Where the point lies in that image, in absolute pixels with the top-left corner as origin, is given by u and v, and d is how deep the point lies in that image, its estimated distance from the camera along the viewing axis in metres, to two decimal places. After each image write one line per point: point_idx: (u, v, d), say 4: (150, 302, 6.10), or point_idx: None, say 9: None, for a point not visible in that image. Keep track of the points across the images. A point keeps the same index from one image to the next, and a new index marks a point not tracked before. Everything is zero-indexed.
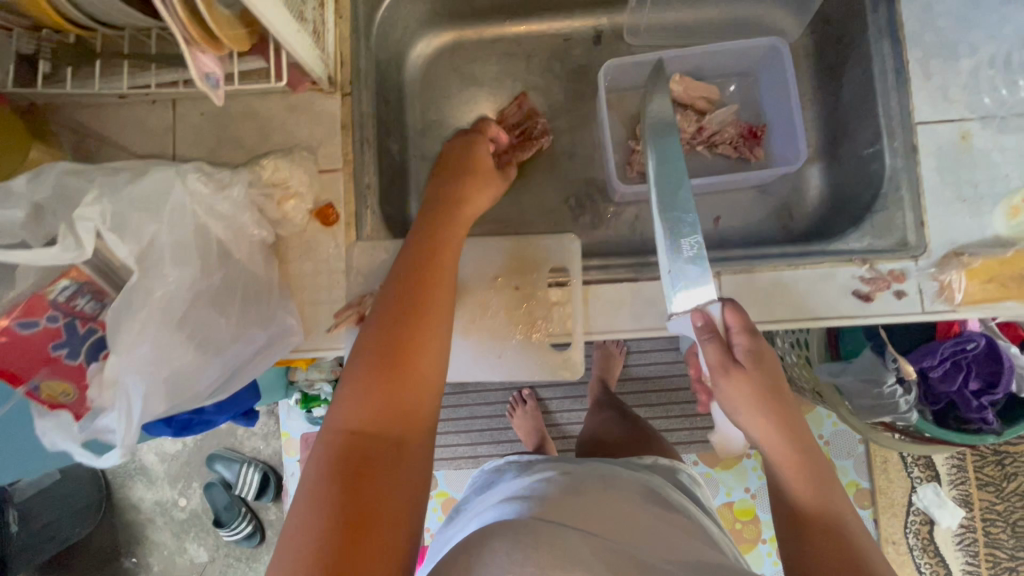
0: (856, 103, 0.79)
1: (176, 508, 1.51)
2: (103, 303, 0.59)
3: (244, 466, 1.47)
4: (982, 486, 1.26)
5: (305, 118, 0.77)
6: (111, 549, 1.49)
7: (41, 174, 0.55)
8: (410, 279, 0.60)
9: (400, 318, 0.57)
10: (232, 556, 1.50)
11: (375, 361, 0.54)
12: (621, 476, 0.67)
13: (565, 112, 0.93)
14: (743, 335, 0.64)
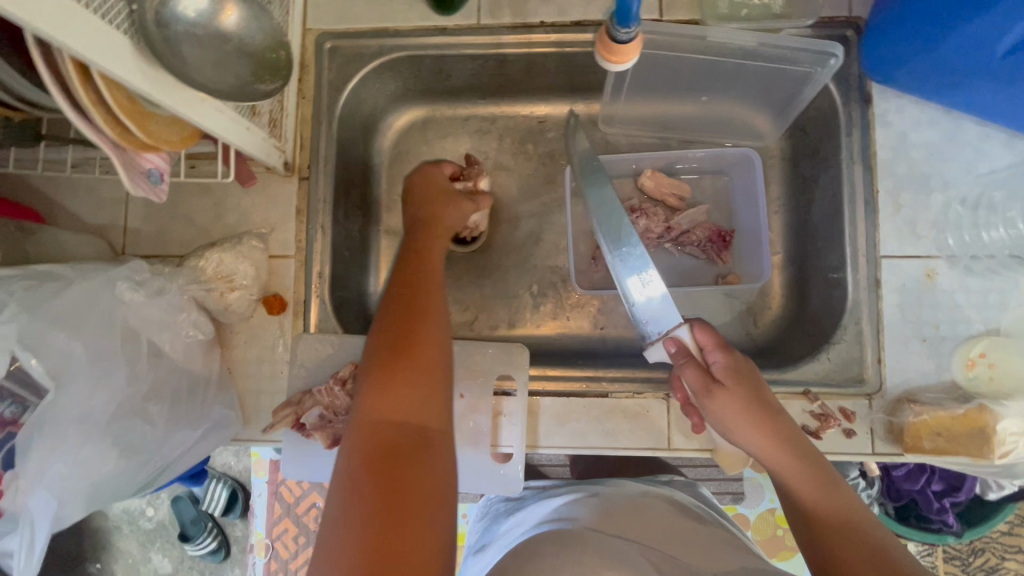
0: (824, 223, 0.77)
1: (143, 517, 1.55)
2: (25, 407, 0.54)
3: (212, 482, 1.49)
4: (947, 560, 1.26)
5: (261, 201, 0.76)
6: (76, 553, 1.53)
7: None
8: (409, 310, 0.61)
9: (408, 344, 0.57)
10: (195, 568, 1.55)
11: (383, 359, 0.56)
12: (644, 499, 0.69)
13: (535, 194, 0.91)
14: (717, 351, 0.65)
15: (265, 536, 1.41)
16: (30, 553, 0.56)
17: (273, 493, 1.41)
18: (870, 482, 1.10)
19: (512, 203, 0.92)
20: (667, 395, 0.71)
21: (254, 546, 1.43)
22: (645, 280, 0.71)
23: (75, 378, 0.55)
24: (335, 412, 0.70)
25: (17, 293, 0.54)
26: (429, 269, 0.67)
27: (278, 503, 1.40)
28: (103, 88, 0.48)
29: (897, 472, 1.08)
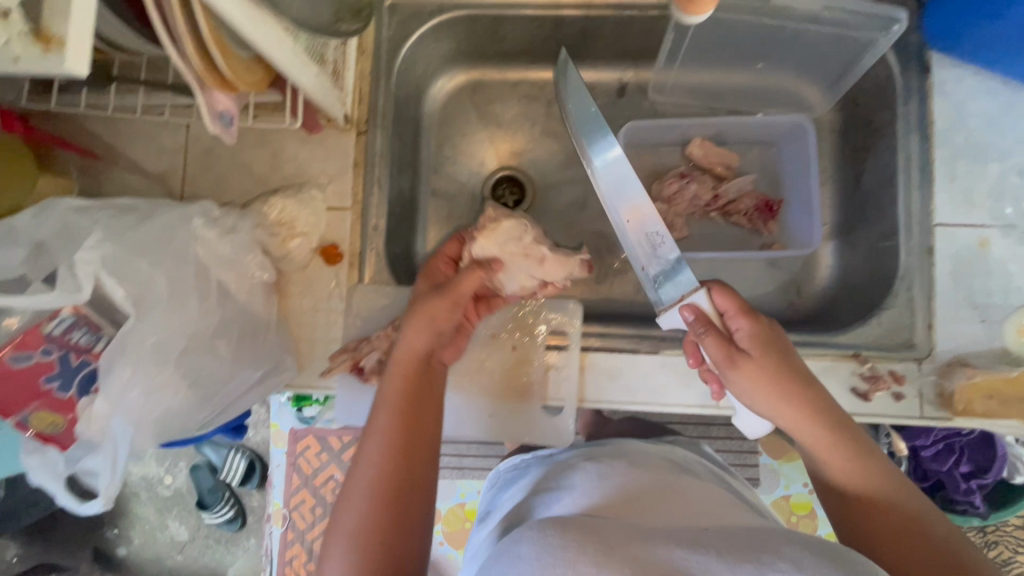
0: (876, 192, 0.77)
1: (161, 485, 1.56)
2: (99, 335, 0.59)
3: (231, 452, 1.51)
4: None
5: (318, 153, 0.77)
6: (96, 517, 1.55)
7: (47, 210, 0.55)
8: (403, 407, 0.59)
9: (399, 454, 0.56)
10: (212, 538, 1.57)
11: (366, 501, 0.54)
12: (660, 460, 0.69)
13: (582, 161, 0.92)
14: (740, 317, 0.62)
15: (282, 506, 1.43)
16: (113, 472, 0.58)
17: (291, 465, 1.41)
18: (897, 463, 1.10)
19: (558, 169, 0.93)
20: None
21: (271, 515, 1.45)
22: (608, 164, 0.73)
23: (156, 307, 0.57)
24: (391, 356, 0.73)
25: (101, 222, 0.55)
26: (428, 347, 0.62)
27: (297, 475, 1.40)
28: (200, 14, 0.48)
29: (926, 453, 1.09)
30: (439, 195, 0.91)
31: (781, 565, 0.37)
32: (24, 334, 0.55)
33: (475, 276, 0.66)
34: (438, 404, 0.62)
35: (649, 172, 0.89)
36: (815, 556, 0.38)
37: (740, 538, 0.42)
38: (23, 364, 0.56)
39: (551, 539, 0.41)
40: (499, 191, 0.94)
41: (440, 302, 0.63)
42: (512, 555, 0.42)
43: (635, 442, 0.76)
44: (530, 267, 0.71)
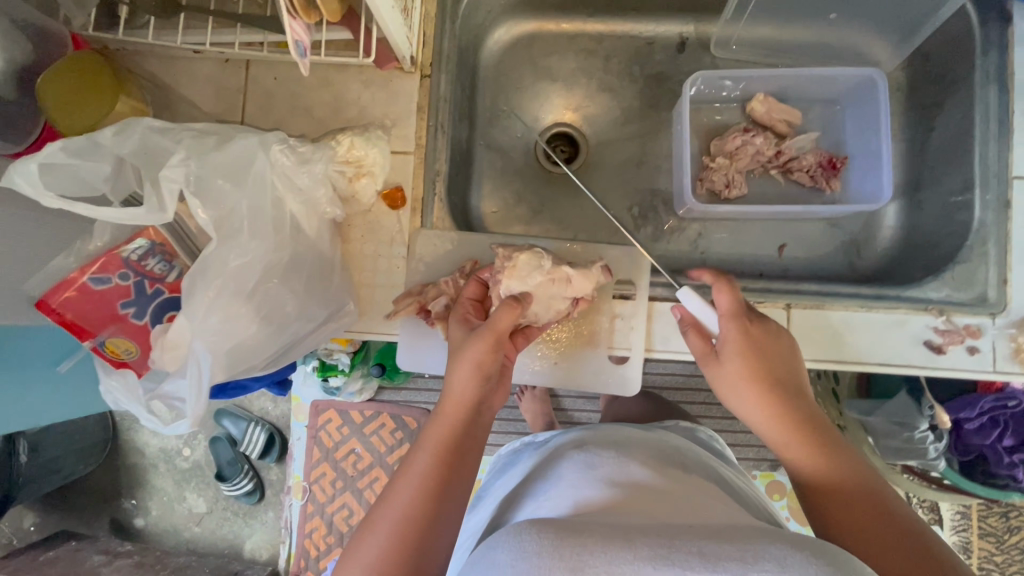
0: (948, 148, 0.76)
1: (179, 457, 1.50)
2: (173, 265, 0.58)
3: (250, 425, 1.45)
4: (982, 536, 1.29)
5: (381, 96, 0.74)
6: (112, 490, 1.49)
7: (127, 128, 0.52)
8: (444, 459, 0.57)
9: (432, 501, 0.55)
10: (229, 510, 1.48)
11: (401, 517, 0.53)
12: (644, 450, 0.66)
13: (639, 117, 0.91)
14: (733, 321, 0.61)
15: (303, 479, 1.40)
16: (199, 391, 0.56)
17: (312, 438, 1.41)
18: (937, 436, 1.00)
19: (614, 126, 0.91)
20: (788, 305, 0.70)
21: (291, 488, 1.41)
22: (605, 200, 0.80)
23: (238, 231, 0.56)
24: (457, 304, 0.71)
25: (185, 142, 0.54)
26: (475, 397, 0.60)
27: (318, 448, 1.40)
28: None
29: (968, 427, 0.98)
30: (493, 149, 0.90)
31: (767, 565, 0.35)
32: (105, 257, 0.55)
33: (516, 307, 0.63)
34: (478, 423, 0.60)
35: (708, 129, 0.88)
36: (799, 551, 0.36)
37: (725, 533, 0.40)
38: (102, 288, 0.55)
39: (528, 543, 0.39)
40: (553, 148, 0.92)
41: (479, 344, 0.61)
42: (488, 560, 0.40)
43: (624, 430, 0.74)
44: (560, 290, 0.68)
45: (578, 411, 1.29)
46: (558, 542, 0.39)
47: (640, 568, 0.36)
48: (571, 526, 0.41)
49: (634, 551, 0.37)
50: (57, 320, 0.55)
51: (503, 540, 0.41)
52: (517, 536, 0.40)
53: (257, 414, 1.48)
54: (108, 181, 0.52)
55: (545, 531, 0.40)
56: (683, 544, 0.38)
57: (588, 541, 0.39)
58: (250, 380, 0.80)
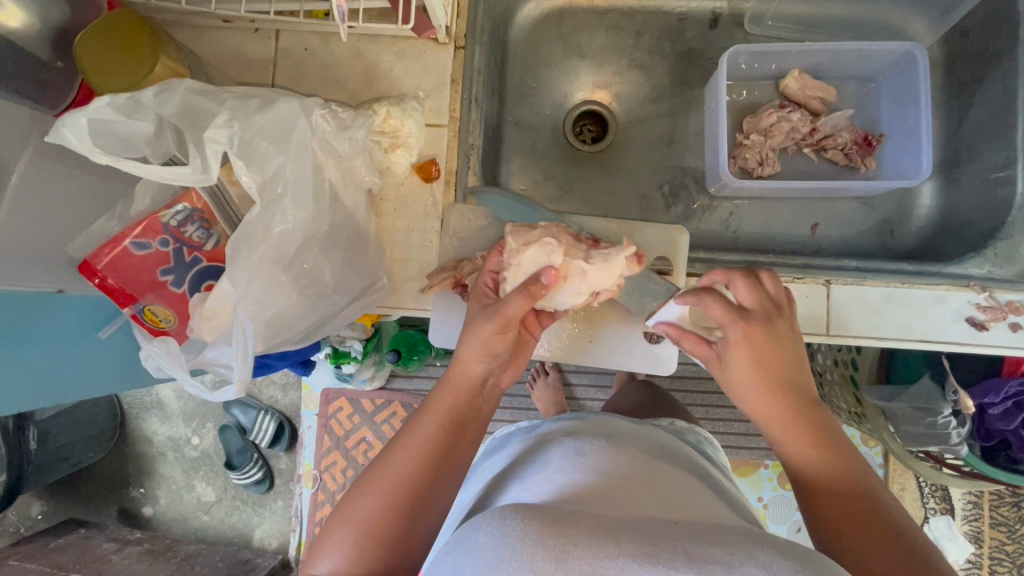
0: (987, 125, 0.75)
1: (188, 445, 1.48)
2: (211, 233, 0.57)
3: (261, 413, 1.43)
4: (994, 525, 1.28)
5: (414, 67, 0.72)
6: (121, 477, 1.48)
7: (169, 88, 0.51)
8: (447, 431, 0.56)
9: (432, 464, 0.54)
10: (238, 499, 1.46)
11: (400, 476, 0.53)
12: (631, 436, 0.63)
13: (670, 95, 0.90)
14: (738, 321, 0.57)
15: (313, 467, 1.40)
16: (244, 360, 0.54)
17: (323, 426, 1.40)
18: (960, 420, 0.94)
19: (645, 104, 0.90)
20: (827, 281, 0.69)
21: (301, 477, 1.41)
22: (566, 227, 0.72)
23: (280, 197, 0.55)
24: None
25: (227, 104, 0.53)
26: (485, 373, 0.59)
27: (329, 435, 1.39)
28: None
29: (993, 412, 0.93)
30: (521, 126, 0.88)
31: (752, 569, 0.33)
32: (146, 221, 0.54)
33: (527, 299, 0.57)
34: (485, 395, 0.60)
35: (740, 106, 0.87)
36: (787, 557, 0.34)
37: (708, 532, 0.38)
38: (142, 253, 0.54)
39: (512, 530, 0.37)
40: (580, 126, 0.91)
41: (489, 329, 0.57)
42: (467, 543, 0.38)
43: (617, 423, 0.68)
44: (576, 285, 0.64)
45: (590, 400, 1.28)
46: (542, 533, 0.37)
47: (624, 564, 0.34)
48: (553, 514, 0.40)
49: (620, 547, 0.35)
50: (99, 285, 0.54)
51: (485, 524, 0.39)
52: (498, 522, 0.39)
53: (267, 402, 1.46)
54: (149, 144, 0.51)
55: (530, 520, 0.38)
56: (668, 544, 0.36)
57: (574, 535, 0.37)
58: (274, 360, 0.75)
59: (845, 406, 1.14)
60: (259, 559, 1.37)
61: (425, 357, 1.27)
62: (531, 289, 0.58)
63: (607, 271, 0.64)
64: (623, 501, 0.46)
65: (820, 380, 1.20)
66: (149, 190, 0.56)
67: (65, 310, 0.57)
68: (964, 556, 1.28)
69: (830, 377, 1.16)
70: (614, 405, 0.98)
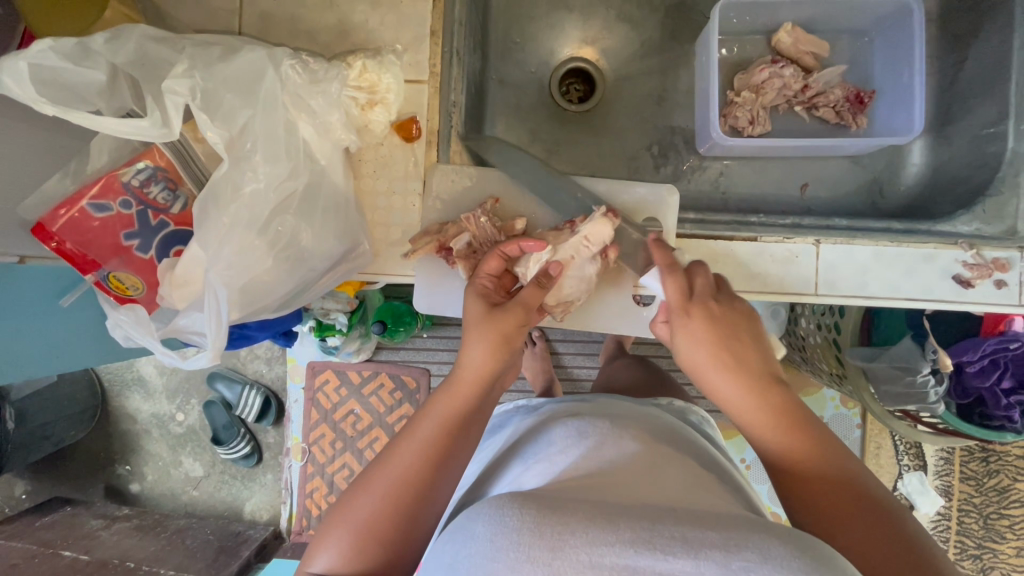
0: (979, 79, 0.74)
1: (173, 422, 1.45)
2: (178, 194, 0.54)
3: (245, 388, 1.40)
4: (963, 479, 1.33)
5: (390, 19, 0.65)
6: (106, 455, 1.45)
7: (121, 35, 0.47)
8: (449, 429, 0.55)
9: (434, 461, 0.53)
10: (227, 473, 1.44)
11: (403, 472, 0.52)
12: (630, 416, 0.61)
13: (659, 51, 0.87)
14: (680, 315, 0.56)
15: (301, 441, 1.39)
16: (217, 323, 0.53)
17: (310, 399, 1.38)
18: (939, 379, 0.94)
19: (634, 60, 0.87)
20: (817, 240, 0.68)
21: (290, 450, 1.40)
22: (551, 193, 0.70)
23: (249, 153, 0.52)
24: (480, 243, 0.67)
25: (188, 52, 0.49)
26: (492, 369, 0.57)
27: (317, 408, 1.37)
28: None
29: (970, 369, 0.94)
30: (506, 85, 0.85)
31: (749, 554, 0.32)
32: (104, 180, 0.51)
33: (537, 288, 0.60)
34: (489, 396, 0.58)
35: (731, 63, 0.85)
36: (786, 540, 0.33)
37: (705, 516, 0.37)
38: (103, 216, 0.51)
39: (510, 517, 0.36)
40: (566, 86, 0.88)
41: (522, 326, 0.59)
42: (466, 532, 0.37)
43: (616, 402, 0.67)
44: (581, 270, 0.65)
45: (577, 367, 1.28)
46: (540, 523, 0.35)
47: (622, 552, 0.33)
48: (552, 501, 0.38)
49: (617, 533, 0.34)
50: (56, 250, 0.51)
51: (483, 510, 0.37)
52: (494, 509, 0.37)
53: (252, 376, 1.44)
54: (102, 95, 0.48)
55: (528, 507, 0.36)
56: (665, 527, 0.34)
57: (570, 519, 0.35)
58: (253, 331, 0.72)
59: (827, 366, 1.15)
60: (251, 531, 1.37)
61: (411, 329, 1.25)
62: (541, 279, 0.61)
63: (598, 233, 0.64)
64: (615, 481, 0.45)
65: (804, 344, 1.19)
66: (106, 147, 0.52)
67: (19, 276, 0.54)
68: (934, 509, 1.33)
69: (813, 340, 1.16)
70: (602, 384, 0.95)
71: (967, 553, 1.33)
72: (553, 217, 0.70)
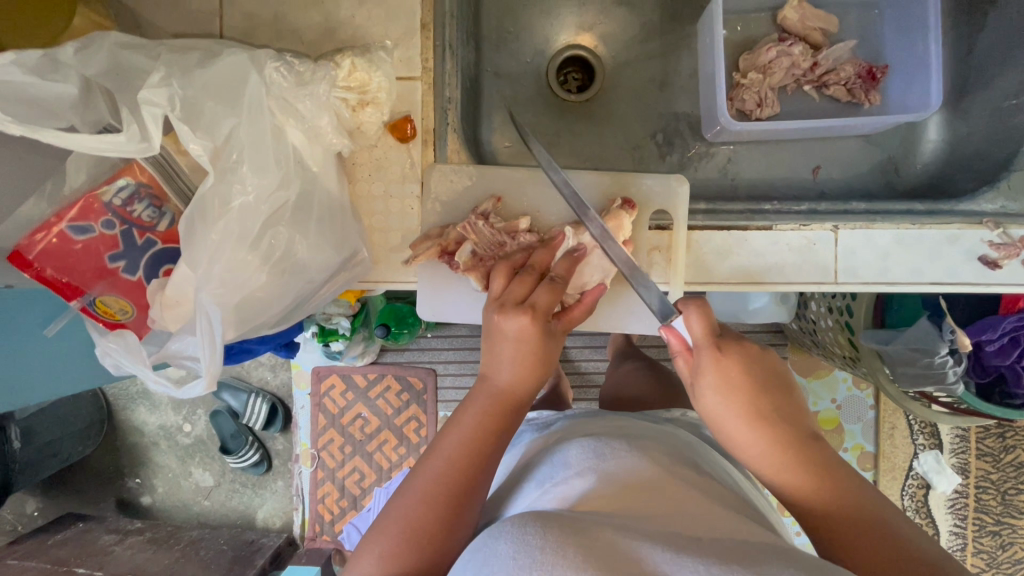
0: (1000, 48, 0.70)
1: (180, 433, 1.44)
2: (164, 211, 0.51)
3: (251, 396, 1.37)
4: (980, 456, 1.31)
5: (378, 12, 0.62)
6: (115, 468, 1.44)
7: (91, 45, 0.45)
8: (493, 432, 0.52)
9: (479, 461, 0.50)
10: (238, 482, 1.43)
11: (447, 474, 0.49)
12: (649, 434, 0.59)
13: (660, 34, 0.83)
14: (706, 351, 0.51)
15: (310, 446, 1.37)
16: (210, 350, 0.50)
17: (317, 405, 1.36)
18: (958, 358, 0.91)
19: (634, 45, 0.84)
20: (835, 226, 0.65)
21: (299, 456, 1.38)
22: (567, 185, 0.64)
23: (236, 164, 0.49)
24: (483, 246, 0.64)
25: (165, 59, 0.46)
26: (529, 385, 0.54)
27: (323, 414, 1.35)
28: None
29: (990, 348, 0.91)
30: (502, 76, 0.81)
31: None
32: (84, 201, 0.49)
33: (586, 311, 0.60)
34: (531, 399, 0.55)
35: (735, 42, 0.81)
36: None
37: (732, 549, 0.36)
38: (85, 238, 0.49)
39: (531, 537, 0.36)
40: (564, 74, 0.85)
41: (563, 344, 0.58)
42: (487, 552, 0.37)
43: (630, 419, 0.65)
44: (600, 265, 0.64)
45: (585, 361, 1.26)
46: (563, 542, 0.34)
47: None
48: (574, 523, 0.38)
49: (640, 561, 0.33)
50: (37, 277, 0.49)
51: (505, 531, 0.38)
52: (518, 529, 0.37)
53: (257, 384, 1.41)
54: (76, 110, 0.45)
55: (549, 528, 0.36)
56: (691, 558, 0.34)
57: (592, 542, 0.35)
58: (255, 345, 0.70)
59: (838, 350, 1.11)
60: (264, 539, 1.36)
61: (415, 330, 1.22)
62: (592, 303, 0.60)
63: (613, 229, 0.63)
64: (643, 509, 0.43)
65: (813, 327, 1.15)
66: (83, 163, 0.49)
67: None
68: (951, 487, 1.30)
69: (824, 324, 1.10)
70: (612, 389, 0.92)
71: (986, 529, 1.31)
72: (558, 215, 0.67)
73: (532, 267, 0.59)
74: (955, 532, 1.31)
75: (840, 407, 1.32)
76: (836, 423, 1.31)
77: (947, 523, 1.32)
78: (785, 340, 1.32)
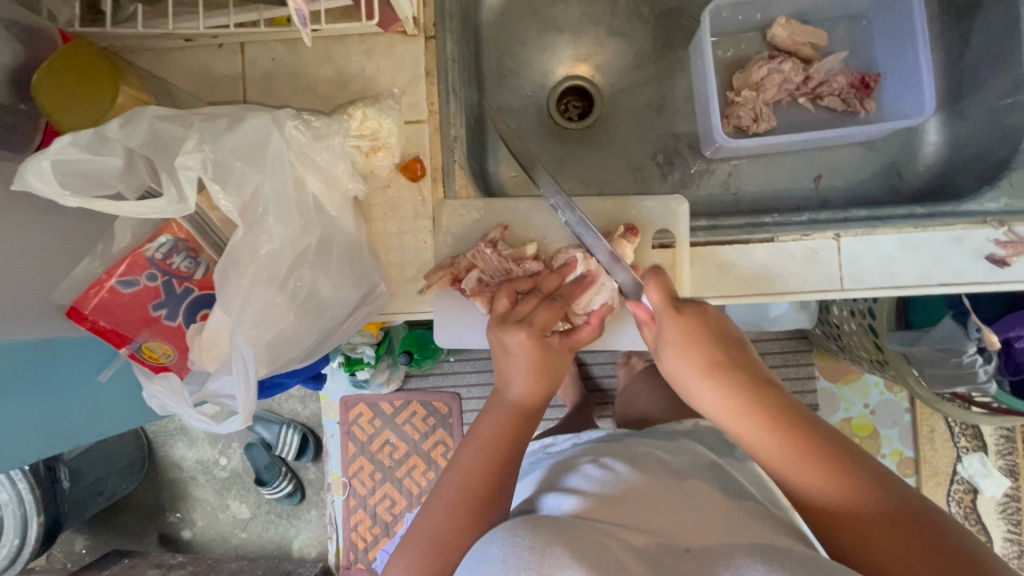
0: (990, 51, 0.71)
1: (217, 466, 1.49)
2: (199, 261, 0.57)
3: (283, 427, 1.42)
4: None
5: (385, 64, 0.67)
6: (157, 503, 1.50)
7: (133, 121, 0.50)
8: (508, 442, 0.54)
9: (494, 469, 0.52)
10: (274, 513, 1.47)
11: (464, 482, 0.51)
12: (657, 449, 0.61)
13: (653, 59, 0.87)
14: (666, 315, 0.54)
15: (341, 475, 1.40)
16: (247, 386, 0.55)
17: (345, 434, 1.40)
18: (987, 357, 0.89)
19: (629, 72, 0.87)
20: (837, 234, 0.67)
21: (331, 485, 1.41)
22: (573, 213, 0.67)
23: (263, 216, 0.54)
24: (490, 274, 0.68)
25: (196, 127, 0.52)
26: (540, 398, 0.57)
27: (353, 442, 1.39)
28: None
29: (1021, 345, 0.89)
30: (506, 111, 0.86)
31: None
32: (130, 258, 0.54)
33: (593, 328, 0.62)
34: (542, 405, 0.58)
35: (728, 61, 0.84)
36: None
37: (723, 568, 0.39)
38: (131, 290, 0.55)
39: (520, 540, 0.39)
40: (564, 104, 0.88)
41: (569, 359, 0.61)
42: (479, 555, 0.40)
43: (638, 439, 0.66)
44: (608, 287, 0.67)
45: (606, 378, 1.27)
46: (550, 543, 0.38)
47: None
48: (563, 528, 0.41)
49: None
50: (92, 328, 0.55)
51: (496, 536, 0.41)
52: (510, 533, 0.40)
53: (288, 416, 1.45)
54: (121, 178, 0.51)
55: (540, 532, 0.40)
56: None
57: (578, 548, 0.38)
58: (284, 378, 0.73)
59: (866, 354, 1.09)
60: (302, 569, 1.38)
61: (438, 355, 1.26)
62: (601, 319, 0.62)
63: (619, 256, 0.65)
64: (641, 521, 0.45)
65: (837, 332, 1.14)
66: (128, 227, 0.55)
67: (52, 353, 0.56)
68: (1000, 491, 1.26)
69: (847, 328, 1.08)
70: (629, 405, 0.93)
71: None
72: (564, 240, 0.70)
73: (538, 291, 0.62)
74: (1010, 538, 1.26)
75: (873, 412, 1.29)
76: (870, 428, 1.28)
77: (999, 528, 1.26)
78: (809, 346, 1.30)
